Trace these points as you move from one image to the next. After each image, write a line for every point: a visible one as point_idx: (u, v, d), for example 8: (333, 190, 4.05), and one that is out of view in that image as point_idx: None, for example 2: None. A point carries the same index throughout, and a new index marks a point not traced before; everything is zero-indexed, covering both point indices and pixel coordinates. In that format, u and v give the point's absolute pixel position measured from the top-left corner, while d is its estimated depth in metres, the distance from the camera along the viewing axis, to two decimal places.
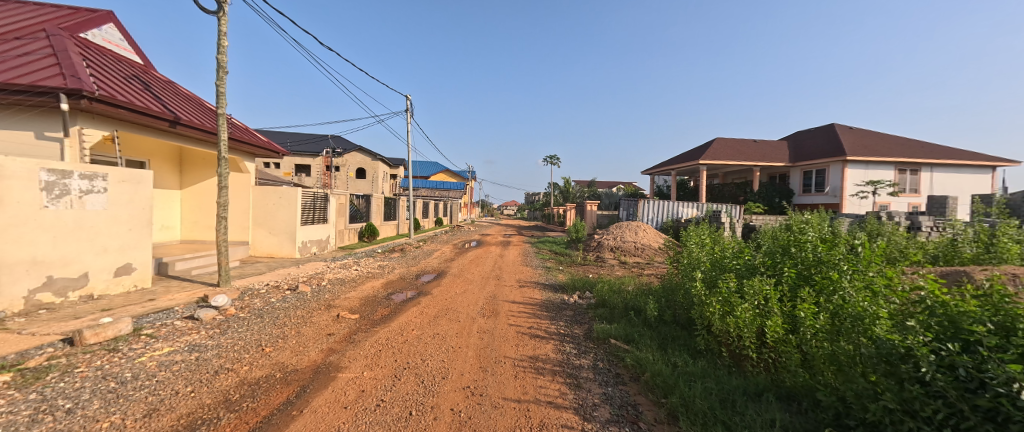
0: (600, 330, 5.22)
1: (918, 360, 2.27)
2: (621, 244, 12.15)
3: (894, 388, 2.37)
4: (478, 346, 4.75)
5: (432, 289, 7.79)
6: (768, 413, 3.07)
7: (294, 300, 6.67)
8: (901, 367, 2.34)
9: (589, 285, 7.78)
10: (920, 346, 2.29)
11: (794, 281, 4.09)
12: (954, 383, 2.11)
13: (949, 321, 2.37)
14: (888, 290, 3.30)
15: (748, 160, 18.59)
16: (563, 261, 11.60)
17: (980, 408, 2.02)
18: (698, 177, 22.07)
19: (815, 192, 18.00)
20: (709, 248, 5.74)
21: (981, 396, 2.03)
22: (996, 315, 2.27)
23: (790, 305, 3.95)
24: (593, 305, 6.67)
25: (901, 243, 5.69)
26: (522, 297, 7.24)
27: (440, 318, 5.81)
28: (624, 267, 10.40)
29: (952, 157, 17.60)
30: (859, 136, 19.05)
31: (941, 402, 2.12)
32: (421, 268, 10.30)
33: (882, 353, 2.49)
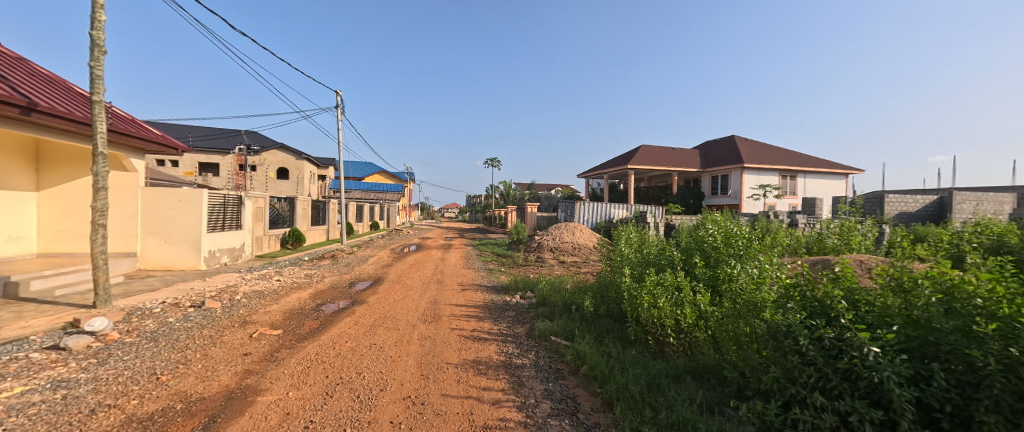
0: (542, 326, 5.68)
1: (797, 334, 2.84)
2: (559, 244, 12.83)
3: (780, 361, 2.93)
4: (419, 353, 4.88)
5: (367, 297, 7.71)
6: (688, 392, 3.61)
7: (198, 318, 6.22)
8: (786, 342, 2.92)
9: (530, 285, 8.19)
10: (801, 325, 2.86)
11: (704, 276, 4.84)
12: (821, 352, 2.69)
13: (819, 303, 3.01)
14: (765, 277, 4.02)
15: (668, 166, 20.50)
16: (506, 262, 12.00)
17: (839, 370, 2.62)
18: (626, 180, 23.94)
19: (721, 194, 20.31)
20: (636, 247, 6.40)
21: (839, 360, 2.61)
22: (854, 293, 2.97)
23: (704, 295, 4.59)
24: (534, 304, 7.07)
25: (783, 239, 6.75)
26: (464, 299, 7.47)
27: (377, 327, 5.83)
28: (563, 266, 11.09)
29: (821, 166, 20.91)
30: (757, 146, 21.76)
31: (813, 368, 2.70)
32: (353, 275, 10.04)
33: (772, 332, 3.06)
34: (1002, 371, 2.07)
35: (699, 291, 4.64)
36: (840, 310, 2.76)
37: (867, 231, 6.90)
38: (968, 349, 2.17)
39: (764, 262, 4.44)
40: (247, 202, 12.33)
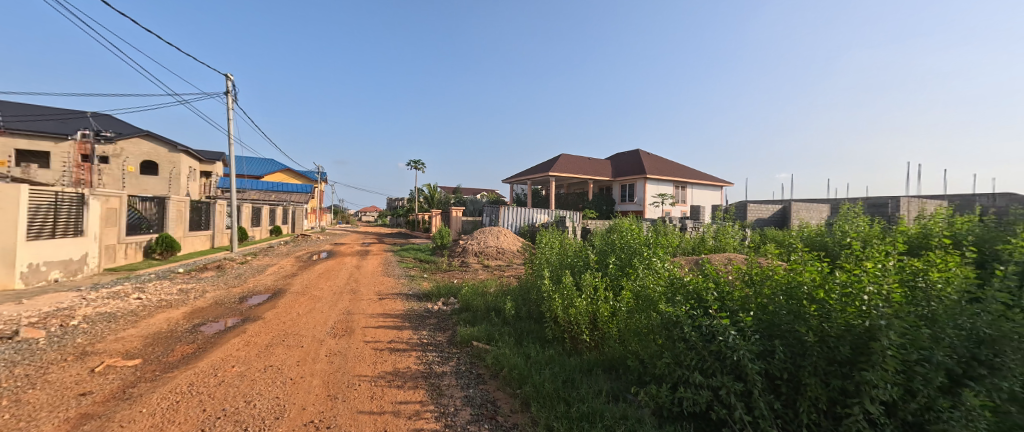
0: (464, 333, 5.75)
1: (679, 322, 2.91)
2: (484, 248, 13.11)
3: (670, 347, 2.97)
4: (325, 372, 4.58)
5: (262, 313, 7.00)
6: (597, 385, 3.93)
7: (9, 352, 4.86)
8: (673, 331, 2.97)
9: (453, 291, 8.28)
10: (679, 314, 2.96)
11: (614, 276, 5.36)
12: (699, 338, 2.77)
13: (699, 294, 3.07)
14: (661, 271, 4.54)
15: (584, 174, 22.04)
16: (428, 268, 11.90)
17: (714, 353, 2.70)
18: (547, 186, 25.18)
19: (628, 202, 22.37)
20: (556, 248, 6.92)
21: (711, 344, 2.71)
22: (723, 290, 3.01)
23: (612, 296, 5.02)
24: (457, 310, 7.20)
25: (674, 240, 7.70)
26: (381, 309, 7.32)
27: (275, 347, 5.32)
28: (488, 270, 11.35)
29: (705, 178, 24.30)
30: (657, 160, 24.29)
31: (692, 352, 2.78)
32: (240, 291, 8.81)
33: (665, 322, 3.08)
34: (830, 338, 2.26)
35: (609, 292, 5.08)
36: (711, 300, 2.89)
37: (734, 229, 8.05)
38: (804, 328, 2.35)
39: (662, 260, 5.02)
40: (91, 203, 10.27)
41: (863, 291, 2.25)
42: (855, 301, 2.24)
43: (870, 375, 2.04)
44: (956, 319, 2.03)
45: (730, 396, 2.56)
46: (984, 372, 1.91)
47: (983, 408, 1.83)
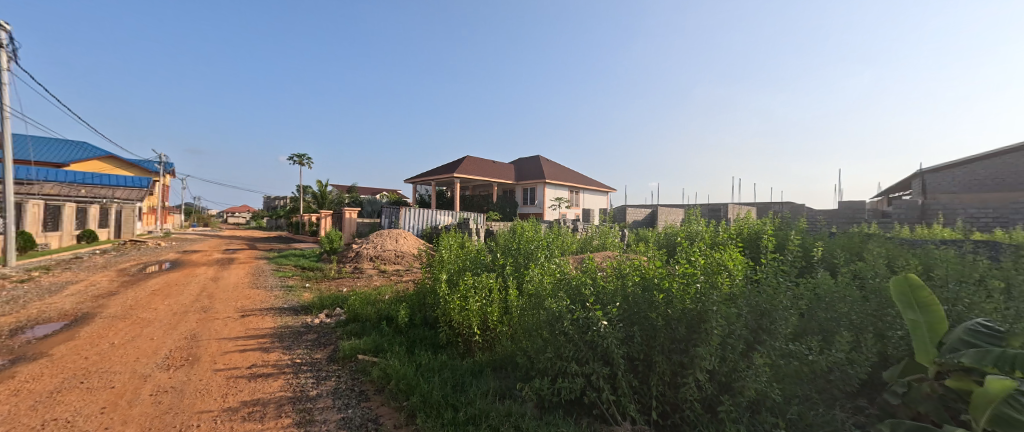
0: (344, 347, 4.99)
1: (559, 315, 2.61)
2: (381, 253, 12.49)
3: (552, 344, 2.61)
4: (147, 418, 3.25)
5: (51, 349, 4.74)
6: (486, 385, 3.84)
7: None
8: (553, 327, 2.64)
9: (339, 301, 7.55)
10: (559, 307, 2.65)
11: (509, 277, 5.48)
12: (577, 331, 2.50)
13: (576, 285, 2.80)
14: (549, 270, 4.75)
15: (489, 177, 22.48)
16: (311, 277, 10.78)
17: (591, 346, 2.46)
18: (452, 187, 25.03)
19: (530, 204, 23.47)
20: (453, 250, 6.59)
21: (585, 336, 2.46)
22: (599, 278, 2.79)
23: (504, 300, 5.12)
24: (341, 322, 6.54)
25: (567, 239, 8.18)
26: (242, 331, 5.81)
27: (68, 392, 3.63)
28: (382, 276, 10.81)
29: (594, 184, 26.80)
30: (554, 165, 25.98)
31: (571, 348, 2.49)
32: (3, 324, 5.73)
33: (547, 318, 2.71)
34: (672, 320, 2.26)
35: (501, 297, 5.16)
36: (587, 293, 2.63)
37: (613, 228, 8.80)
38: (652, 313, 2.32)
39: (553, 260, 5.32)
40: None
41: (693, 281, 2.34)
42: (692, 287, 2.30)
43: (699, 351, 2.02)
44: (758, 298, 2.19)
45: (600, 381, 2.35)
46: (773, 340, 2.02)
47: (767, 368, 1.96)
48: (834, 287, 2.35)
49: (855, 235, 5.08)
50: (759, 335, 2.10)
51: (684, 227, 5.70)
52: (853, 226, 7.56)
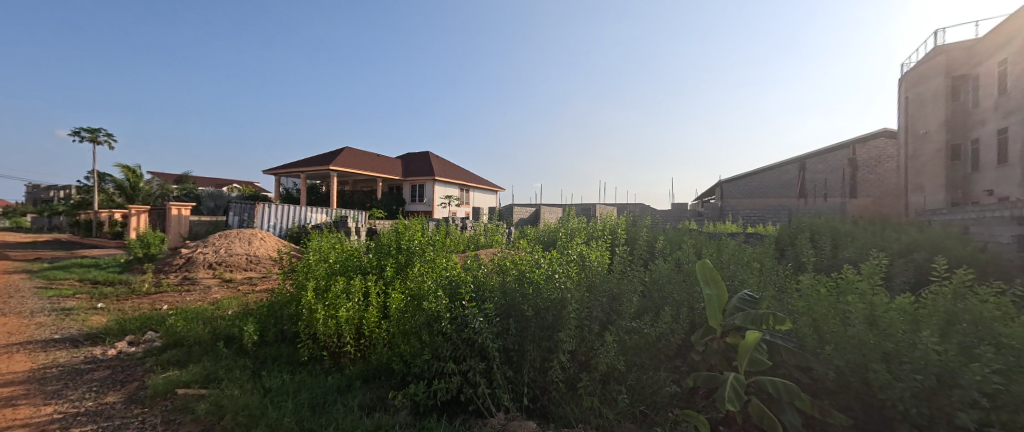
0: (159, 379, 3.33)
1: (437, 315, 2.48)
2: (225, 258, 9.65)
3: (431, 344, 2.44)
4: None
5: None
6: (357, 399, 3.08)
7: None
8: (433, 327, 2.48)
9: (156, 324, 4.89)
10: (437, 306, 2.51)
11: (389, 278, 4.85)
12: (456, 329, 2.41)
13: (455, 283, 2.71)
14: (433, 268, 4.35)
15: (373, 172, 21.13)
16: (96, 296, 7.07)
17: (471, 345, 2.40)
18: (329, 182, 22.72)
19: (417, 202, 22.83)
20: (325, 248, 5.66)
21: (464, 333, 2.41)
22: (479, 274, 2.77)
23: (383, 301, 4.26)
24: (159, 349, 4.27)
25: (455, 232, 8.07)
26: None
27: None
28: (228, 287, 8.12)
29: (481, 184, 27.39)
30: (442, 164, 25.76)
31: (451, 348, 2.38)
32: None
33: (427, 320, 2.53)
34: (541, 310, 2.37)
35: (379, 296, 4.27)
36: (465, 289, 2.56)
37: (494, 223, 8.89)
38: (524, 304, 2.40)
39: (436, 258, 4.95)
40: None
41: (557, 273, 2.54)
42: (557, 278, 2.49)
43: (560, 335, 2.22)
44: (608, 284, 2.56)
45: (477, 378, 2.29)
46: (620, 319, 2.42)
47: (615, 344, 2.30)
48: (664, 274, 2.96)
49: (678, 232, 6.31)
50: (610, 315, 2.46)
51: (558, 227, 6.22)
52: (682, 225, 9.20)
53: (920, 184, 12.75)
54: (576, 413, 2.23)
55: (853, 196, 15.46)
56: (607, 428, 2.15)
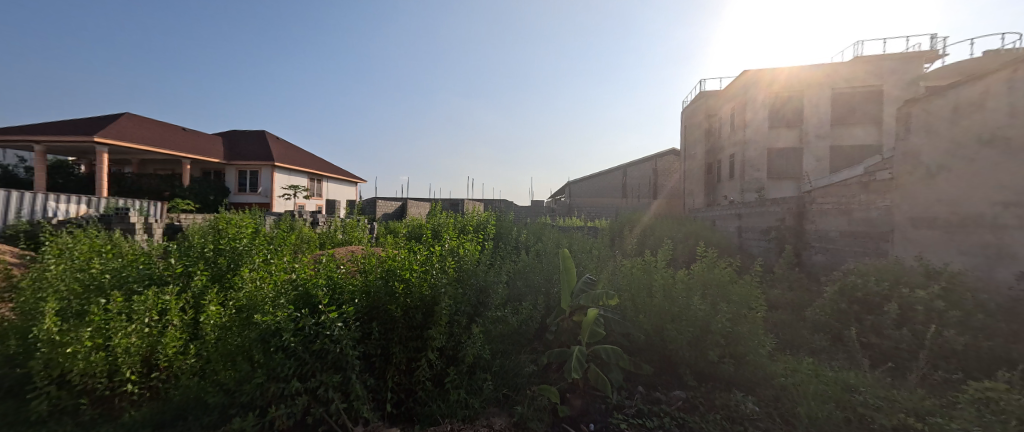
0: None
1: (279, 329, 2.08)
2: None
3: (267, 364, 2.04)
4: None
5: None
6: None
7: None
8: (270, 342, 2.07)
9: None
10: (279, 316, 2.11)
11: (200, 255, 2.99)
12: (303, 343, 2.10)
13: (304, 289, 2.35)
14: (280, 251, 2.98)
15: None
16: None
17: (324, 358, 2.13)
18: None
19: None
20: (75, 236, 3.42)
21: (315, 346, 2.13)
22: (335, 275, 2.50)
23: (195, 311, 2.51)
24: None
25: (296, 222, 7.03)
26: None
27: None
28: None
29: None
30: None
31: (297, 364, 2.06)
32: None
33: (262, 335, 2.08)
34: (411, 309, 2.35)
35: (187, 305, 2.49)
36: (319, 293, 2.26)
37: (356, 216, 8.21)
38: (391, 305, 2.32)
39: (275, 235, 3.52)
40: None
41: (429, 269, 2.50)
42: (428, 272, 2.47)
43: (431, 333, 2.25)
44: (477, 277, 2.66)
45: (329, 394, 2.06)
46: (488, 310, 2.55)
47: (481, 335, 2.42)
48: (526, 265, 3.26)
49: (538, 225, 6.86)
50: (478, 307, 2.57)
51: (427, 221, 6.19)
52: (539, 219, 9.94)
53: (692, 190, 16.81)
54: (443, 408, 2.24)
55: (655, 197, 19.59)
56: (472, 417, 2.25)
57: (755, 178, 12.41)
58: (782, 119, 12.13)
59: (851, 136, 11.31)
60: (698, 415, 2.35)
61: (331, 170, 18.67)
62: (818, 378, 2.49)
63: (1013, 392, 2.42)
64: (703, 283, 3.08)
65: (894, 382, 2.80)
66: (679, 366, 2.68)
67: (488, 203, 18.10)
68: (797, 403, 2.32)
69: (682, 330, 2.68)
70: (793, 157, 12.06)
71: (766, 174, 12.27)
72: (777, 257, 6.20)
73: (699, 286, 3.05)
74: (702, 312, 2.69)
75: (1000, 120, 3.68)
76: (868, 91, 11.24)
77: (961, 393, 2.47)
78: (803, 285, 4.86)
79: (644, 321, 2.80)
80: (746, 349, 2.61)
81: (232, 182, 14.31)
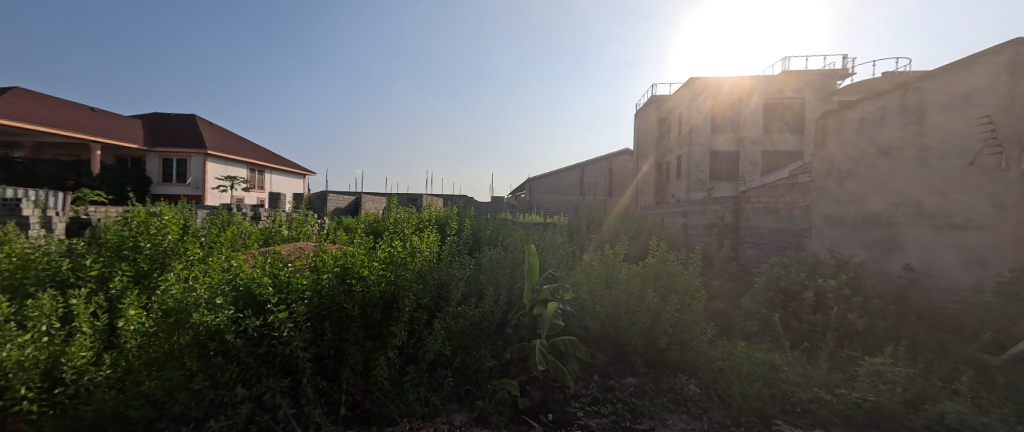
0: None
1: (221, 332, 1.92)
2: None
3: (206, 369, 1.88)
4: None
5: None
6: None
7: None
8: (210, 345, 1.90)
9: None
10: (220, 317, 1.95)
11: (105, 252, 2.60)
12: (247, 346, 1.97)
13: (246, 287, 2.18)
14: (211, 252, 2.75)
15: None
16: None
17: (270, 362, 2.03)
18: None
19: None
20: None
21: (261, 348, 2.01)
22: (284, 272, 2.35)
23: (111, 317, 2.24)
24: None
25: (232, 211, 6.49)
26: None
27: None
28: None
29: None
30: None
31: (240, 369, 1.93)
32: None
33: (199, 339, 1.90)
34: (369, 307, 2.29)
35: (99, 308, 2.25)
36: (263, 292, 2.12)
37: (305, 210, 7.80)
38: (347, 302, 2.24)
39: (199, 230, 3.23)
40: None
41: (388, 265, 2.45)
42: (386, 268, 2.42)
43: (392, 330, 2.22)
44: (437, 272, 2.64)
45: (276, 399, 1.98)
46: (449, 306, 2.53)
47: (442, 331, 2.42)
48: (490, 261, 3.27)
49: (499, 222, 6.90)
50: (438, 302, 2.55)
51: (384, 215, 6.03)
52: (498, 216, 10.01)
53: (645, 188, 17.66)
54: (401, 407, 2.20)
55: (611, 195, 20.60)
56: (433, 414, 2.24)
57: (699, 178, 13.03)
58: (723, 123, 12.88)
59: (776, 143, 12.52)
60: (648, 399, 2.49)
61: (275, 160, 17.51)
62: (749, 360, 2.74)
63: (903, 365, 2.80)
64: (654, 277, 3.24)
65: (810, 361, 3.13)
66: (631, 355, 2.81)
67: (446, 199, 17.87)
68: (732, 382, 2.52)
69: (636, 320, 2.83)
70: (731, 159, 12.92)
71: (708, 174, 12.98)
72: (717, 251, 6.65)
73: (651, 279, 3.21)
74: (654, 303, 2.87)
75: (893, 134, 4.27)
76: (790, 101, 12.39)
77: (863, 367, 2.81)
78: (739, 277, 5.25)
79: (601, 313, 2.90)
80: (690, 336, 2.80)
81: (155, 171, 13.06)
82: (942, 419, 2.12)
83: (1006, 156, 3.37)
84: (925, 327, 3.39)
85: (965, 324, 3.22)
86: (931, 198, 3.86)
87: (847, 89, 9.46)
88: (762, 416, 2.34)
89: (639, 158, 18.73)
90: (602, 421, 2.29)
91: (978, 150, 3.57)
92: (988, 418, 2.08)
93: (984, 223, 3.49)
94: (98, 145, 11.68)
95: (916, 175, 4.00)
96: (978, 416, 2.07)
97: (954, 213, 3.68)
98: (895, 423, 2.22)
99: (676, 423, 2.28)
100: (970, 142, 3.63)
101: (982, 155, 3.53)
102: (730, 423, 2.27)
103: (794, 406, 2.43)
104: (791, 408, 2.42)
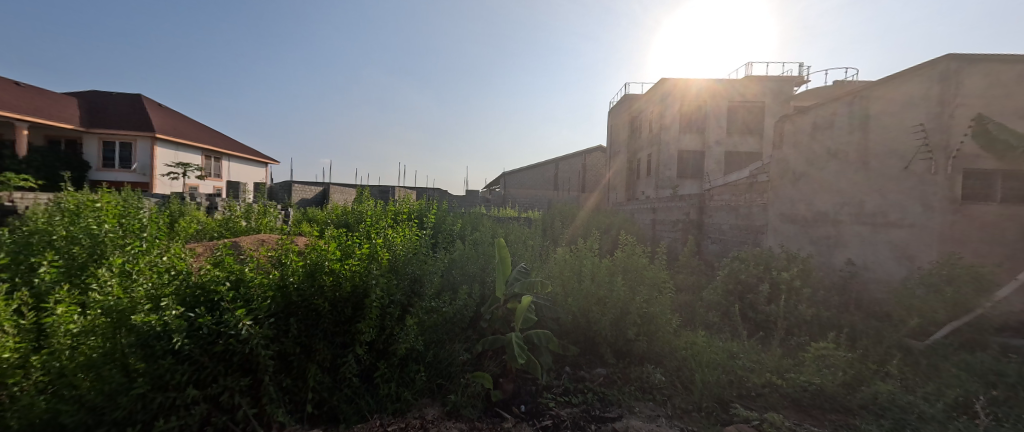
0: None
1: (171, 332, 1.82)
2: None
3: (153, 371, 1.79)
4: None
5: None
6: None
7: None
8: (156, 346, 1.81)
9: None
10: (168, 315, 1.85)
11: (29, 244, 2.37)
12: (198, 345, 1.89)
13: (199, 285, 2.05)
14: (155, 245, 2.56)
15: None
16: None
17: (227, 361, 1.96)
18: None
19: None
20: None
21: (216, 348, 1.93)
22: (241, 267, 2.23)
23: (38, 315, 2.06)
24: None
25: (180, 200, 6.13)
26: None
27: None
28: None
29: None
30: None
31: (189, 370, 1.85)
32: None
33: (144, 339, 1.80)
34: (339, 303, 2.25)
35: (24, 304, 2.04)
36: (219, 289, 2.02)
37: (266, 199, 7.45)
38: (314, 298, 2.18)
39: (140, 217, 2.98)
40: None
41: (358, 259, 2.38)
42: (357, 263, 2.35)
43: (362, 327, 2.18)
44: (411, 266, 2.60)
45: (234, 400, 1.92)
46: (421, 300, 2.50)
47: (415, 326, 2.39)
48: (464, 254, 3.24)
49: (471, 215, 6.85)
50: (410, 297, 2.49)
51: (353, 208, 5.86)
52: (470, 209, 9.95)
53: (616, 185, 18.00)
54: (370, 405, 2.20)
55: (584, 191, 20.84)
56: (404, 410, 2.24)
57: (667, 176, 13.43)
58: (689, 124, 13.31)
59: (737, 144, 13.08)
60: (616, 388, 2.58)
61: (233, 148, 16.64)
62: (709, 349, 2.91)
63: (844, 350, 3.05)
64: (623, 269, 3.33)
65: (764, 349, 3.32)
66: (601, 346, 2.90)
67: (416, 191, 17.60)
68: (694, 370, 2.67)
69: (605, 312, 2.92)
70: (696, 159, 13.39)
71: (675, 173, 13.38)
72: (682, 246, 6.91)
73: (620, 271, 3.30)
74: (622, 295, 2.95)
75: (841, 138, 4.50)
76: (751, 105, 12.98)
77: (809, 352, 3.03)
78: (702, 271, 5.47)
79: (572, 305, 2.97)
80: (656, 327, 2.92)
81: (94, 156, 12.23)
82: (875, 398, 2.39)
83: (935, 161, 3.81)
84: (864, 316, 3.70)
85: (895, 312, 3.55)
86: (871, 198, 4.20)
87: (803, 95, 10.04)
88: (720, 400, 2.46)
89: (611, 155, 19.03)
90: (573, 410, 2.35)
91: (912, 155, 3.97)
92: (913, 396, 2.37)
93: (914, 221, 3.91)
94: (24, 124, 10.78)
95: (860, 176, 4.32)
96: (905, 395, 2.36)
97: (889, 212, 4.07)
98: (835, 403, 2.42)
99: (642, 411, 2.37)
100: (905, 147, 4.03)
101: (916, 160, 3.94)
102: (691, 409, 2.37)
103: (748, 390, 2.56)
104: (746, 393, 2.54)
